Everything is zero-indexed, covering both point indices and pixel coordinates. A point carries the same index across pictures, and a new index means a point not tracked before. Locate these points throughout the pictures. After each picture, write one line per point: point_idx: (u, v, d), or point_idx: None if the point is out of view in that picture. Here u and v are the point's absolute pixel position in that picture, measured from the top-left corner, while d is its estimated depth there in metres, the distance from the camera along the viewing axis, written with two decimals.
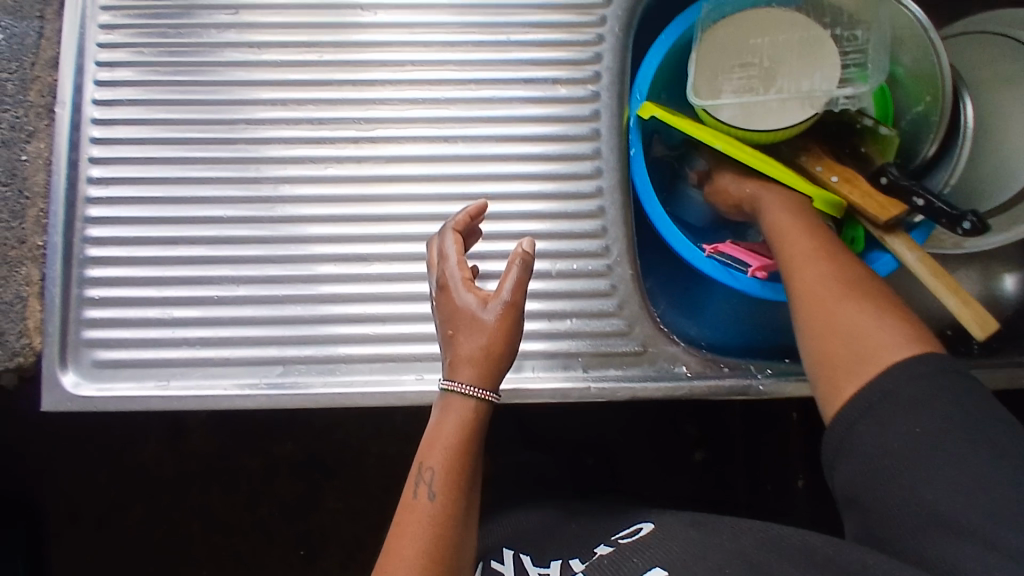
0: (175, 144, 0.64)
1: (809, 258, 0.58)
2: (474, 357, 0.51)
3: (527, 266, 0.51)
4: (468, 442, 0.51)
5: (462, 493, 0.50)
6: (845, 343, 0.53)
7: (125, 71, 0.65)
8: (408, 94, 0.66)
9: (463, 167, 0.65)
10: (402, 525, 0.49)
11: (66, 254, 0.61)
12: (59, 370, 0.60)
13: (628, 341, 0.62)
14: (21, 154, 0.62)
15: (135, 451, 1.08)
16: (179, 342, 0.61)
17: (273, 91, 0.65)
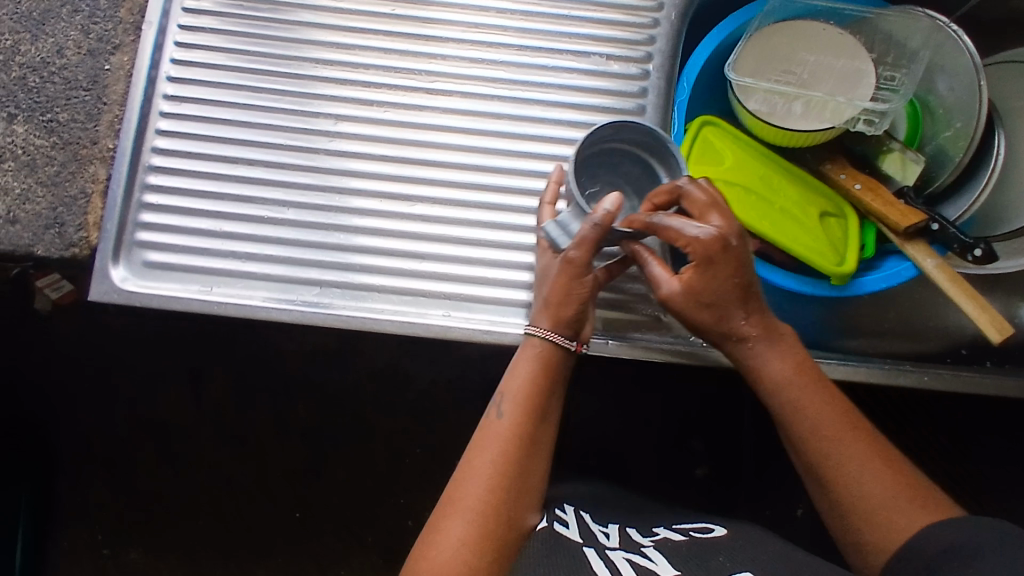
0: (246, 73, 0.69)
1: (838, 432, 0.55)
2: (548, 312, 0.58)
3: (608, 224, 0.56)
4: (546, 380, 0.58)
5: (528, 423, 0.57)
6: (885, 522, 0.52)
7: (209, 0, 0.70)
8: (468, 53, 0.70)
9: (511, 126, 0.69)
10: (477, 443, 0.57)
11: (133, 158, 0.65)
12: (110, 264, 0.63)
13: (650, 308, 0.66)
14: (105, 63, 0.67)
15: (154, 389, 1.11)
16: (227, 254, 0.65)
17: (342, 37, 0.70)
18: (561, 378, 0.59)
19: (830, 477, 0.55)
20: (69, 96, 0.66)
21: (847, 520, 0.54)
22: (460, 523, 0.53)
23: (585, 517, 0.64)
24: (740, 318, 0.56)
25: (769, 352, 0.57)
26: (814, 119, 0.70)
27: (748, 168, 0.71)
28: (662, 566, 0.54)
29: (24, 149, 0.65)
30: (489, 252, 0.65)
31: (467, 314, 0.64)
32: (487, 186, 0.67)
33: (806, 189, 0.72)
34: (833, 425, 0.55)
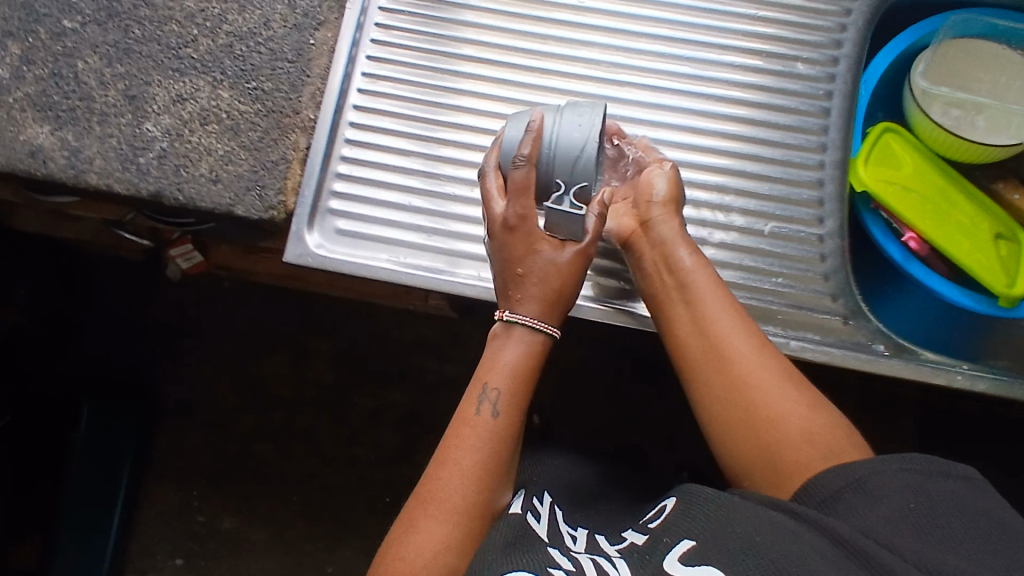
0: (430, 54, 0.71)
1: (724, 326, 0.56)
2: (541, 303, 0.58)
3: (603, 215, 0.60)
4: (528, 374, 0.57)
5: (517, 417, 0.56)
6: (769, 426, 0.52)
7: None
8: (642, 46, 0.71)
9: (693, 120, 0.70)
10: (458, 436, 0.54)
11: (332, 132, 0.68)
12: (305, 229, 0.65)
13: (830, 311, 0.65)
14: (310, 38, 0.70)
15: (262, 360, 1.12)
16: (407, 226, 0.66)
17: (524, 24, 0.72)
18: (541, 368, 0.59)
19: (716, 373, 0.55)
20: (274, 66, 0.69)
21: (743, 441, 0.53)
22: (439, 524, 0.51)
23: (557, 512, 0.60)
24: (665, 222, 0.62)
25: (672, 244, 0.61)
26: (998, 130, 0.71)
27: (928, 177, 0.70)
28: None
29: (228, 113, 0.68)
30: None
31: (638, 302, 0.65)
32: None
33: (982, 204, 0.71)
34: (750, 344, 0.55)
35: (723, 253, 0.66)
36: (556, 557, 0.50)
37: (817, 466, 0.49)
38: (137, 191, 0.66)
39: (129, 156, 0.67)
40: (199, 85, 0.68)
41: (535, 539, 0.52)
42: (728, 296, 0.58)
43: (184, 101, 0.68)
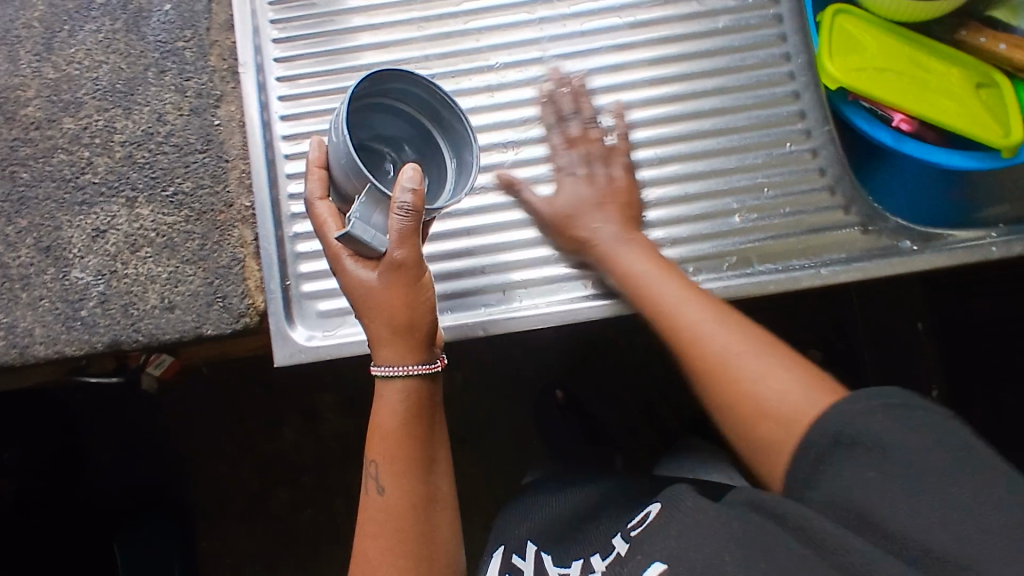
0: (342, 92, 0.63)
1: (670, 312, 0.54)
2: (386, 340, 0.50)
3: (420, 209, 0.46)
4: (413, 431, 0.52)
5: (410, 483, 0.52)
6: (744, 396, 0.49)
7: (283, 22, 0.63)
8: (559, 11, 0.65)
9: (646, 72, 0.64)
10: (365, 521, 0.53)
11: (274, 213, 0.60)
12: (288, 326, 0.59)
13: (846, 224, 0.62)
14: (213, 119, 0.62)
15: (268, 445, 1.01)
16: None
17: (432, 26, 0.64)
18: (434, 406, 0.54)
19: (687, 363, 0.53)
20: (186, 163, 0.62)
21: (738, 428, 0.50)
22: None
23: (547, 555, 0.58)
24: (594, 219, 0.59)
25: (613, 249, 0.58)
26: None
27: (894, 50, 0.66)
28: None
29: (156, 231, 0.61)
30: (649, 213, 0.62)
31: None
32: (626, 144, 0.63)
33: (954, 58, 0.67)
34: (701, 310, 0.53)
35: (717, 200, 0.62)
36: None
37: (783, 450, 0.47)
38: (92, 347, 0.60)
39: (69, 314, 0.60)
40: (114, 210, 0.61)
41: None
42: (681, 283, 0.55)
43: (104, 234, 0.61)
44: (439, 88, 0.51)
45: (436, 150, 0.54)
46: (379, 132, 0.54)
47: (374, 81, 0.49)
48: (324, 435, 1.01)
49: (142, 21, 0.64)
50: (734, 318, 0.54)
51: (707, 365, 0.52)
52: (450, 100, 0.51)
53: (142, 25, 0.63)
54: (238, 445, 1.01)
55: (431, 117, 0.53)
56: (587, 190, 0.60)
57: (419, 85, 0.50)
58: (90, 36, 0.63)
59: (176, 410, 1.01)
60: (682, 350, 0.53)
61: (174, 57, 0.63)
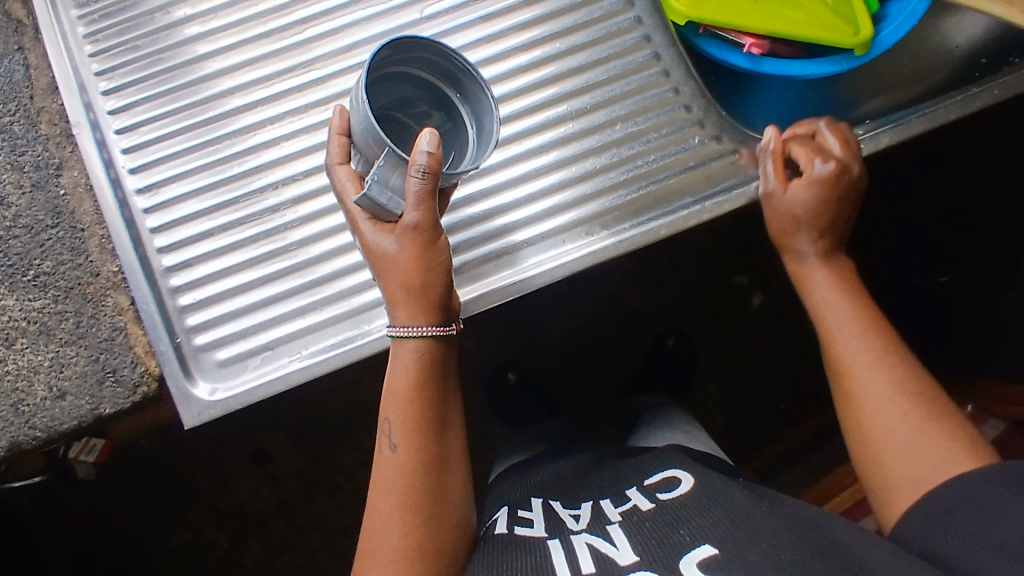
0: (188, 132, 0.60)
1: (850, 360, 0.53)
2: (406, 305, 0.49)
3: (436, 171, 0.44)
4: (423, 392, 0.50)
5: (422, 443, 0.50)
6: (887, 461, 0.49)
7: (107, 74, 0.60)
8: (392, 4, 0.62)
9: (497, 46, 0.63)
10: (376, 481, 0.50)
11: (147, 271, 0.57)
12: (188, 384, 0.57)
13: (722, 152, 0.62)
14: (58, 189, 0.59)
15: (226, 502, 0.98)
16: (286, 316, 0.58)
17: (266, 43, 0.61)
18: (445, 364, 0.52)
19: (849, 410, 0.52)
20: (41, 242, 0.58)
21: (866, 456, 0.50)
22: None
23: (554, 506, 0.55)
24: (806, 240, 0.58)
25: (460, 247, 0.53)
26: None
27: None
28: (621, 552, 0.44)
29: (27, 319, 0.57)
30: (534, 184, 0.61)
31: (549, 251, 0.60)
32: (496, 121, 0.61)
33: None
34: (867, 345, 0.52)
35: (594, 159, 0.62)
36: (556, 552, 0.46)
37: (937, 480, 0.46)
38: None
39: None
40: None
41: (536, 544, 0.48)
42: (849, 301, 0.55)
43: None
44: (459, 55, 0.48)
45: (457, 118, 0.52)
46: (398, 101, 0.51)
47: (395, 48, 0.47)
48: (281, 477, 0.98)
49: None
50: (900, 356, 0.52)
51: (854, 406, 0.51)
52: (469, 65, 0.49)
53: None
54: (196, 510, 0.97)
55: (454, 85, 0.50)
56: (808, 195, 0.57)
57: (440, 52, 0.48)
58: None
59: (122, 493, 0.96)
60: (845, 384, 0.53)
61: (3, 134, 0.59)
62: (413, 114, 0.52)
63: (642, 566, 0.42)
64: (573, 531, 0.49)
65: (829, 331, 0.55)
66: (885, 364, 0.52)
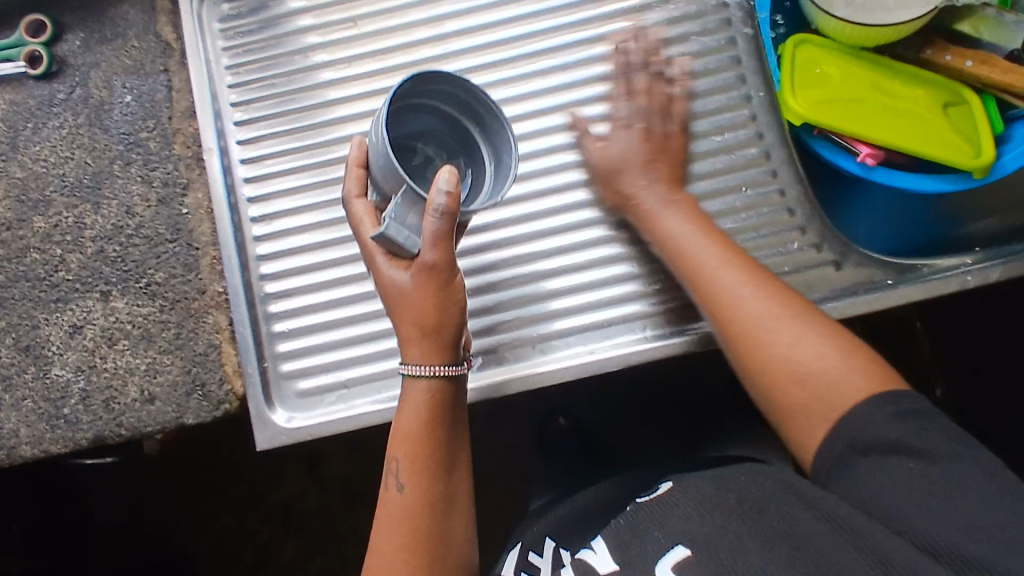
0: (307, 168, 0.63)
1: (713, 280, 0.54)
2: (420, 344, 0.50)
3: (454, 210, 0.45)
4: (427, 438, 0.52)
5: (426, 487, 0.51)
6: (788, 380, 0.50)
7: (241, 105, 0.64)
8: (514, 71, 0.65)
9: (609, 125, 0.64)
10: (379, 519, 0.52)
11: (248, 295, 0.61)
12: (267, 409, 0.59)
13: (821, 261, 0.61)
14: (180, 207, 0.63)
15: (272, 501, 1.00)
16: (368, 357, 0.60)
17: (393, 95, 0.64)
18: (457, 408, 0.53)
19: (731, 335, 0.53)
20: (157, 254, 0.62)
21: (754, 373, 0.52)
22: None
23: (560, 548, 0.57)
24: (636, 182, 0.59)
25: (661, 214, 0.58)
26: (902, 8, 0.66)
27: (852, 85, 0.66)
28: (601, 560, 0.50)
29: (133, 323, 0.61)
30: (623, 266, 0.62)
31: (626, 335, 0.61)
32: (598, 198, 0.63)
33: (915, 83, 0.68)
34: (752, 281, 0.53)
35: None
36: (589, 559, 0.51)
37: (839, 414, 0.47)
38: (77, 444, 0.60)
39: (52, 412, 0.60)
40: (89, 305, 0.62)
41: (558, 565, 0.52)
42: (776, 301, 0.52)
43: (81, 330, 0.61)
44: (482, 90, 0.51)
45: (475, 150, 0.54)
46: (420, 132, 0.54)
47: (419, 82, 0.49)
48: (328, 485, 1.00)
49: (105, 114, 0.64)
50: (797, 301, 0.53)
51: (746, 335, 0.52)
52: (490, 99, 0.51)
53: (105, 118, 0.64)
54: (244, 504, 1.00)
55: (470, 115, 0.52)
56: (625, 146, 0.60)
57: (459, 84, 0.50)
58: (53, 132, 0.64)
59: (176, 476, 1.00)
60: (691, 277, 0.55)
61: (139, 148, 0.64)
62: (434, 147, 0.54)
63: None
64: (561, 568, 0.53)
65: (680, 254, 0.56)
66: (784, 309, 0.52)
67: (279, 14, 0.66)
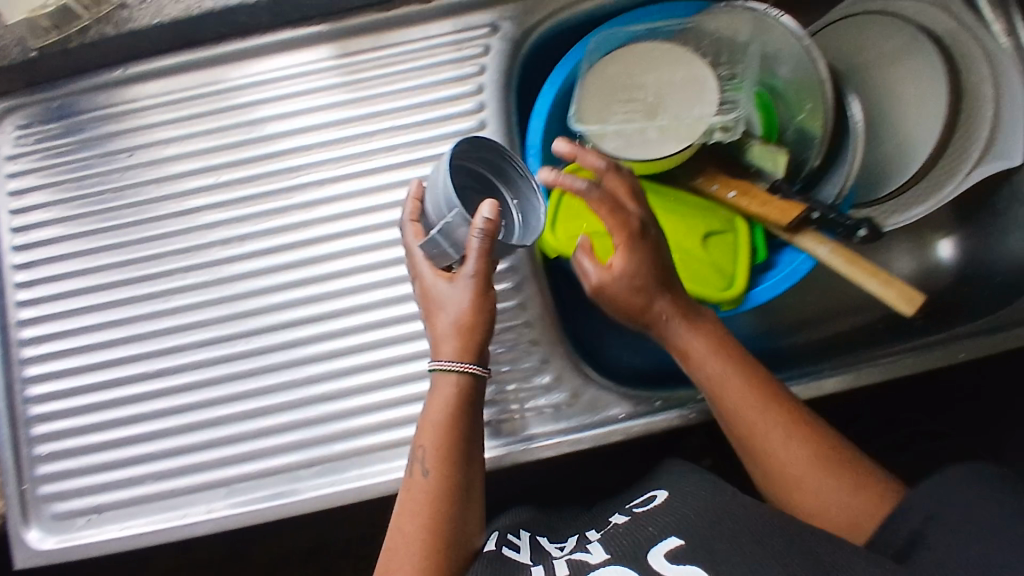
0: (108, 288, 0.68)
1: (730, 407, 0.58)
2: (455, 339, 0.56)
3: (492, 232, 0.54)
4: (457, 425, 0.55)
5: (445, 472, 0.54)
6: (801, 494, 0.55)
7: (64, 221, 0.70)
8: (285, 202, 0.68)
9: (371, 255, 0.67)
10: (401, 505, 0.55)
11: (11, 417, 0.67)
12: (23, 527, 0.65)
13: (559, 391, 0.64)
14: None
15: None
16: (158, 474, 0.65)
17: (189, 218, 0.69)
18: (478, 402, 0.57)
19: (752, 458, 0.58)
20: None
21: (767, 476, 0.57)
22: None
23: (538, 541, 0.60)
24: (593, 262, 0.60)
25: (606, 282, 0.59)
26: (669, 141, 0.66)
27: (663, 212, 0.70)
28: (594, 556, 0.51)
29: None
30: (390, 392, 0.64)
31: (381, 464, 0.63)
32: (353, 327, 0.66)
33: (676, 213, 0.71)
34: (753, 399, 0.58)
35: None
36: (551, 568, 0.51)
37: (853, 534, 0.53)
38: None
39: None
40: None
41: (518, 565, 0.53)
42: (790, 426, 0.57)
43: None
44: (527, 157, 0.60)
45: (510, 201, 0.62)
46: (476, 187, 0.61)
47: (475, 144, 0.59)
48: None
49: None
50: (777, 400, 0.58)
51: (764, 457, 0.57)
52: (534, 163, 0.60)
53: None
54: None
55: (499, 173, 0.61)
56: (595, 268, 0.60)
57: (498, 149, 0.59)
58: None
59: None
60: (711, 394, 0.59)
61: None
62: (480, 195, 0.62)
63: (613, 561, 0.49)
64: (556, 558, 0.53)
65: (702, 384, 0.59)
66: (796, 433, 0.57)
67: (100, 135, 0.71)
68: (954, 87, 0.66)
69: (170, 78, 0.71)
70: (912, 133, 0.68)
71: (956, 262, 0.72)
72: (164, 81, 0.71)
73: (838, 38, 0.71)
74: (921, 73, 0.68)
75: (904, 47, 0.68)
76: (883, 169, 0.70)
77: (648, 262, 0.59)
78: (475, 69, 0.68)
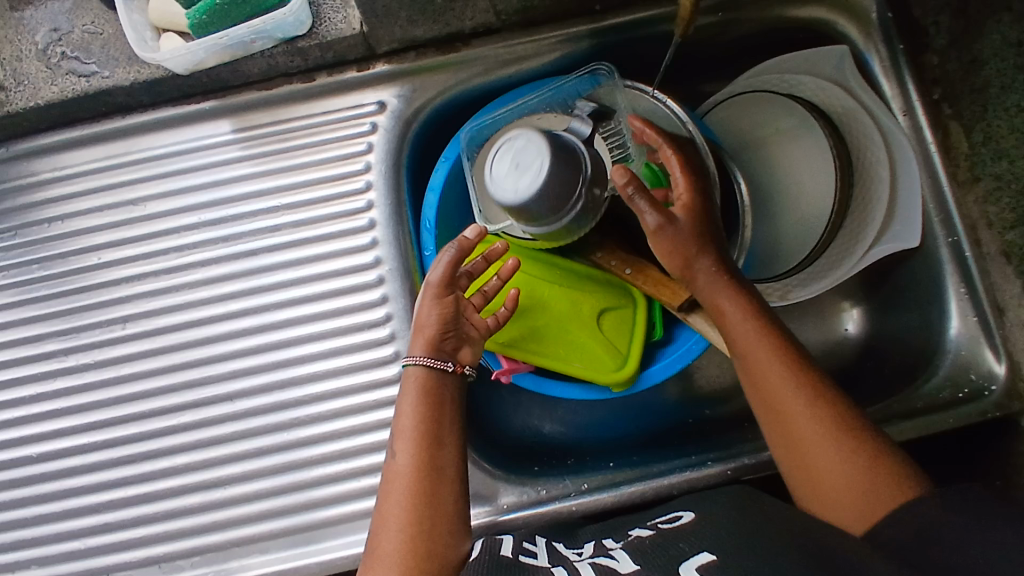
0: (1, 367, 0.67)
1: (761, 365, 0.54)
2: (424, 335, 0.56)
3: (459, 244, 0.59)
4: (427, 407, 0.54)
5: (430, 445, 0.53)
6: (814, 468, 0.51)
7: None
8: (169, 282, 0.67)
9: (255, 338, 0.66)
10: (384, 494, 0.52)
11: None
12: None
13: None
14: None
15: None
16: (48, 558, 0.63)
17: (82, 296, 0.67)
18: (450, 386, 0.56)
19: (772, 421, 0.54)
20: None
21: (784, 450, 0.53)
22: (384, 572, 0.48)
23: (557, 545, 0.55)
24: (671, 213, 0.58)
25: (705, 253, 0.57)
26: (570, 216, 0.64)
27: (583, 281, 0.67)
28: (623, 565, 0.48)
29: None
30: (280, 478, 0.63)
31: (262, 555, 0.62)
32: (233, 413, 0.64)
33: (574, 284, 0.68)
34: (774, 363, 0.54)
35: (331, 466, 0.63)
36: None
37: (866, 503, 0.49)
38: None
39: None
40: None
41: (533, 569, 0.50)
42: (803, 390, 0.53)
43: None
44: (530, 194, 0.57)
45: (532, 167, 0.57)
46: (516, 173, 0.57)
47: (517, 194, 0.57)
48: None
49: None
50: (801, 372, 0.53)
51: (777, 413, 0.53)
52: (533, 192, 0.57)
53: None
54: None
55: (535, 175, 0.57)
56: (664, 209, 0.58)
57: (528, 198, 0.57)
58: None
59: None
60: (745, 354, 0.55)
61: None
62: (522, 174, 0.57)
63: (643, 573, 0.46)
64: (576, 561, 0.51)
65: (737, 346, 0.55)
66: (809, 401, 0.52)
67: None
68: (850, 164, 0.66)
69: (65, 153, 0.69)
70: (809, 209, 0.67)
71: (861, 334, 0.70)
72: (59, 156, 0.69)
73: (733, 114, 0.70)
74: (816, 150, 0.67)
75: (798, 123, 0.67)
76: (782, 247, 0.68)
77: (691, 223, 0.57)
78: (361, 147, 0.67)
